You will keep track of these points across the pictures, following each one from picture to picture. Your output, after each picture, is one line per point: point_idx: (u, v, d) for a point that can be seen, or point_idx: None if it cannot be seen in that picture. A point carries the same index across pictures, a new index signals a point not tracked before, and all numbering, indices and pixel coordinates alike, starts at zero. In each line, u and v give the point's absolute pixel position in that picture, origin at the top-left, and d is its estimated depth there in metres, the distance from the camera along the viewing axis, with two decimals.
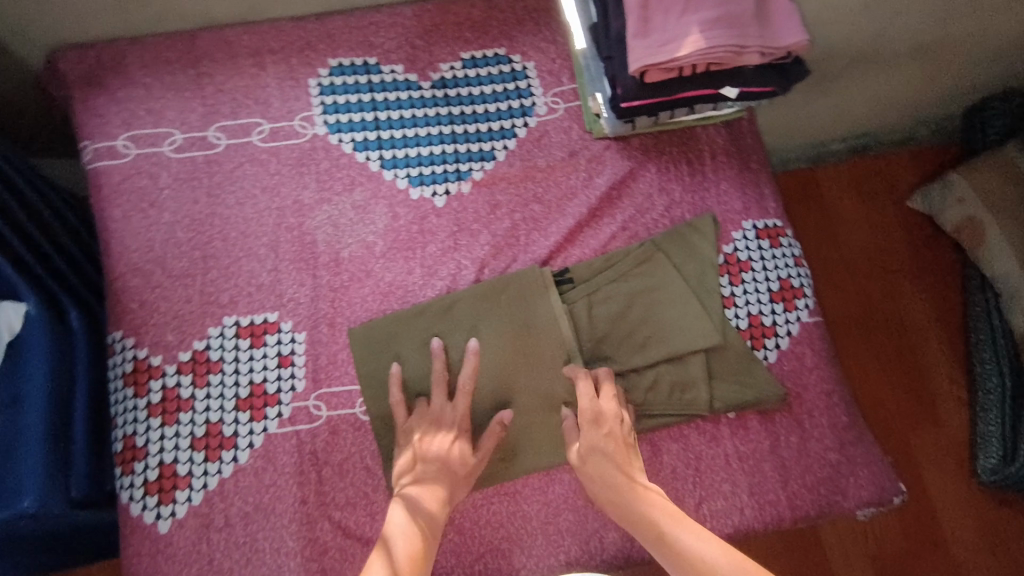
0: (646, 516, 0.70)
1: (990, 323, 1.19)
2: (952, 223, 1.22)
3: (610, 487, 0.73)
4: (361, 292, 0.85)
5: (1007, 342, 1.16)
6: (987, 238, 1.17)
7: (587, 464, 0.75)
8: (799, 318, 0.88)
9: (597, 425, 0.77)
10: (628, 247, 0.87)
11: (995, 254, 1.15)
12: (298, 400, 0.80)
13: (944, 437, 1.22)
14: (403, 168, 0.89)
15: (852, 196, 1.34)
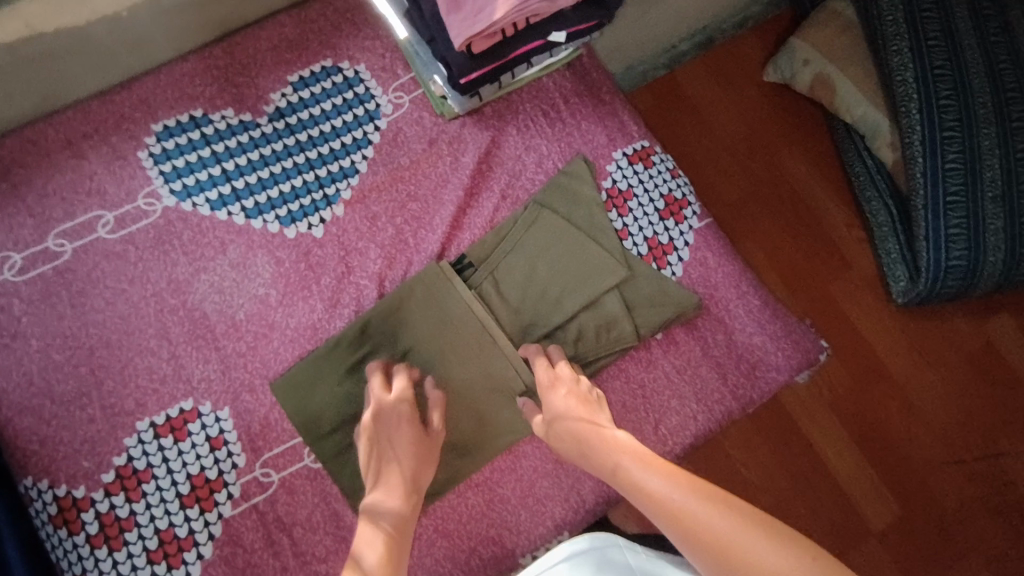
0: (615, 457, 0.69)
1: (865, 164, 1.28)
2: (806, 84, 1.30)
3: (578, 438, 0.73)
4: (270, 348, 0.82)
5: (883, 176, 1.25)
6: (837, 89, 1.25)
7: (554, 425, 0.76)
8: (692, 226, 0.91)
9: (556, 388, 0.77)
10: (514, 214, 0.88)
11: (849, 101, 1.24)
12: (244, 475, 0.78)
13: (857, 279, 1.31)
14: (269, 211, 0.85)
15: (715, 88, 1.38)
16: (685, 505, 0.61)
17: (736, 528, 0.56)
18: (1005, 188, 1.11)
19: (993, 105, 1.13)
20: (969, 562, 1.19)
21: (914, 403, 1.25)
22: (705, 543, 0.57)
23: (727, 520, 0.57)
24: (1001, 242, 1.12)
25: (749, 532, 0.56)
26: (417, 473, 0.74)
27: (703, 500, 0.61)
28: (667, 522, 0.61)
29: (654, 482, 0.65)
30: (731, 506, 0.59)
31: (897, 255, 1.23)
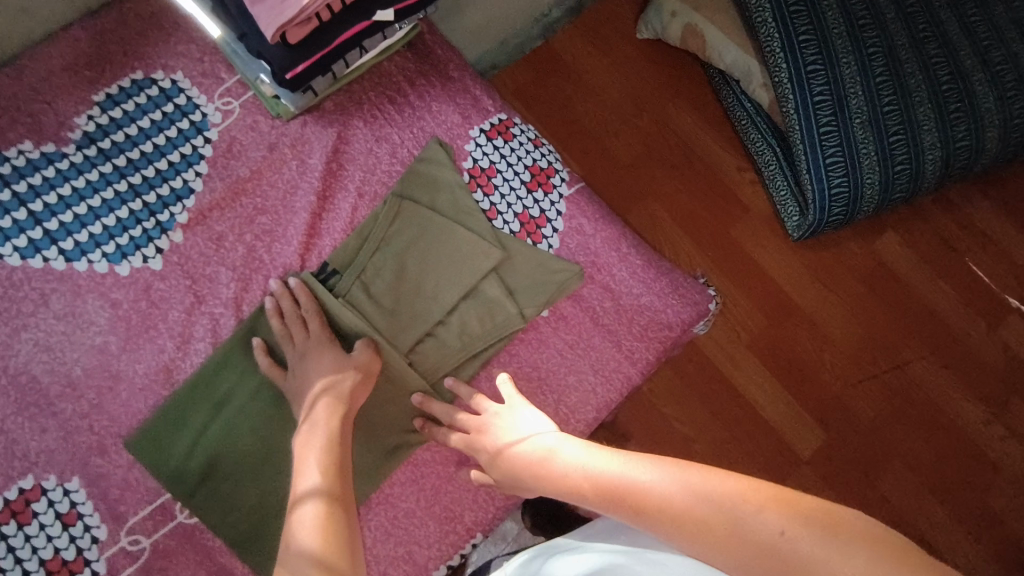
0: (563, 464, 0.62)
1: (745, 108, 1.29)
2: (677, 36, 1.30)
3: (523, 457, 0.66)
4: (119, 400, 0.73)
5: (762, 117, 1.26)
6: (707, 36, 1.25)
7: (503, 459, 0.69)
8: (562, 195, 0.88)
9: (483, 434, 0.72)
10: (374, 211, 0.83)
11: (721, 48, 1.24)
12: (108, 547, 0.70)
13: (755, 223, 1.32)
14: (94, 250, 0.76)
15: (587, 51, 1.37)
16: (648, 495, 0.53)
17: (701, 511, 0.49)
18: (872, 113, 1.14)
19: (849, 34, 1.15)
20: (895, 476, 1.22)
21: (826, 329, 1.28)
22: (680, 536, 0.50)
23: (690, 502, 0.50)
24: (875, 164, 1.14)
25: (717, 508, 0.48)
26: (354, 398, 0.71)
27: (661, 480, 0.53)
28: (633, 522, 0.54)
29: (608, 474, 0.58)
30: (692, 480, 0.52)
31: (787, 191, 1.25)
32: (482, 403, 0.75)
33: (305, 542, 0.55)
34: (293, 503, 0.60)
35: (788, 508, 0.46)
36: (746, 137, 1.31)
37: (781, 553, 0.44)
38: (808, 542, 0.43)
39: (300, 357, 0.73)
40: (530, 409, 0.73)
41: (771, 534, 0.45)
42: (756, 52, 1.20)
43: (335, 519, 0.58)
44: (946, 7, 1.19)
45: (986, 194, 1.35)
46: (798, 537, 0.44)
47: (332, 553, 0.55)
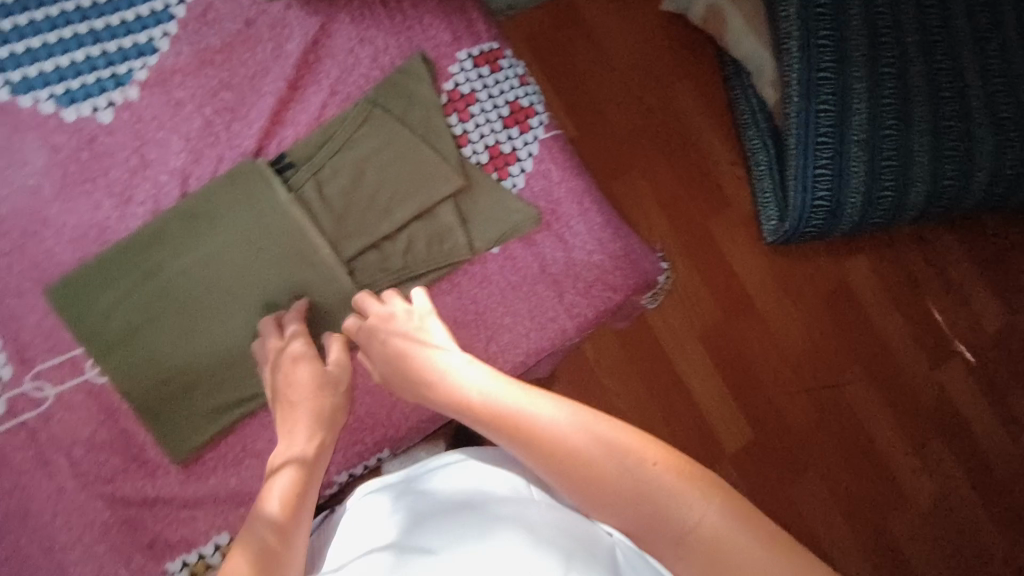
0: (456, 380, 0.60)
1: (749, 102, 1.26)
2: (699, 17, 1.25)
3: (418, 367, 0.63)
4: (44, 246, 0.72)
5: (764, 116, 1.23)
6: (730, 24, 1.21)
7: (395, 366, 0.65)
8: (537, 137, 0.86)
9: (382, 330, 0.68)
10: (343, 112, 0.80)
11: (740, 37, 1.20)
12: (10, 389, 0.69)
13: (734, 219, 1.30)
14: (42, 88, 0.73)
15: (605, 10, 1.31)
16: (545, 425, 0.54)
17: (595, 450, 0.52)
18: (871, 130, 1.11)
19: (866, 48, 1.12)
20: (802, 482, 1.26)
21: (775, 335, 1.29)
22: (572, 472, 0.52)
23: (580, 434, 0.53)
24: (862, 184, 1.12)
25: (607, 447, 0.52)
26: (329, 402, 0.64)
27: (555, 414, 0.54)
28: (521, 451, 0.54)
29: (502, 397, 0.57)
30: (582, 420, 0.54)
31: (771, 194, 1.23)
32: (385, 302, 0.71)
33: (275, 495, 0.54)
34: (270, 470, 0.57)
35: (661, 450, 0.52)
36: (743, 134, 1.27)
37: (652, 489, 0.50)
38: (674, 482, 0.50)
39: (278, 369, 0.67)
40: (430, 314, 0.70)
41: (646, 471, 0.51)
42: (772, 46, 1.19)
43: (309, 492, 0.56)
44: (965, 41, 1.14)
45: (961, 231, 1.34)
46: (674, 479, 0.50)
47: (286, 526, 0.52)
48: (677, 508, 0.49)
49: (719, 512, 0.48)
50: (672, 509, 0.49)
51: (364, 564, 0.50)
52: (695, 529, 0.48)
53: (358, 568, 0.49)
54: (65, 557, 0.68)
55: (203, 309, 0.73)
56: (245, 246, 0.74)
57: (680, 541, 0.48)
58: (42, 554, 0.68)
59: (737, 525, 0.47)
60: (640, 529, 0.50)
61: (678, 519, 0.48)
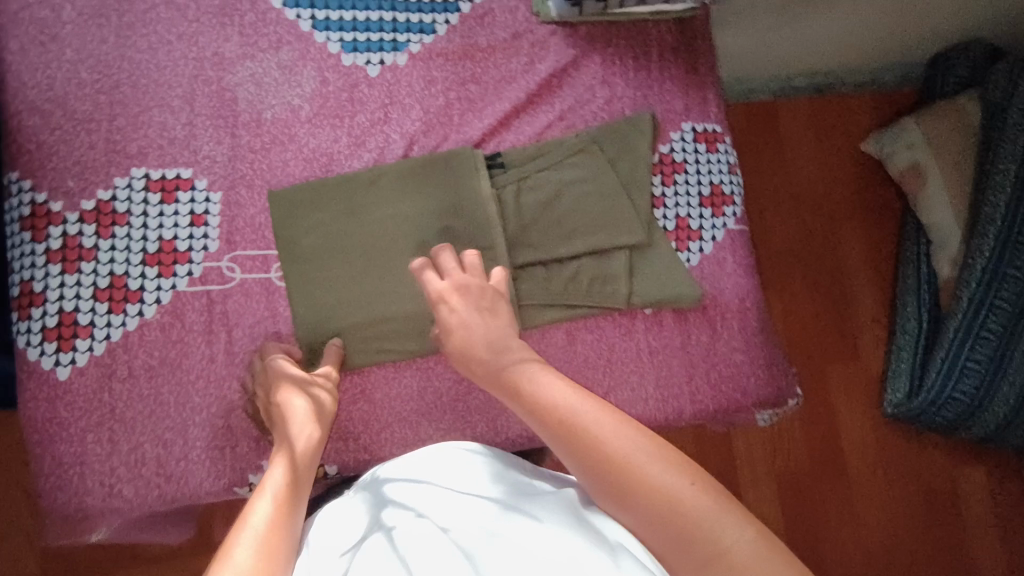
0: (509, 371, 0.63)
1: (918, 271, 1.19)
2: (897, 170, 1.21)
3: (482, 343, 0.67)
4: (282, 156, 0.81)
5: (930, 290, 1.17)
6: (928, 186, 1.17)
7: (465, 334, 0.68)
8: (726, 225, 0.88)
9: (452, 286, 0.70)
10: (564, 137, 0.86)
11: (934, 203, 1.15)
12: (210, 260, 0.78)
13: (858, 376, 1.24)
14: (336, 32, 0.83)
15: (808, 132, 1.30)
16: (585, 428, 0.54)
17: (627, 458, 0.51)
18: None
19: None
20: None
21: (854, 508, 1.20)
22: (602, 477, 0.51)
23: (615, 442, 0.52)
24: (1010, 397, 1.03)
25: (641, 458, 0.51)
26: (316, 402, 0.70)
27: (591, 414, 0.54)
28: (552, 442, 0.55)
29: (544, 392, 0.58)
30: (618, 425, 0.53)
31: (907, 367, 1.15)
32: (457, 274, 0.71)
33: (272, 478, 0.58)
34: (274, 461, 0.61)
35: (696, 469, 0.51)
36: (899, 297, 1.21)
37: (681, 501, 0.49)
38: (709, 498, 0.49)
39: (278, 362, 0.73)
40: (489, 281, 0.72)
41: (679, 481, 0.50)
42: (966, 226, 1.12)
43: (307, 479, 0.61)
44: None
45: None
46: (708, 503, 0.48)
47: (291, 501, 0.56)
48: (712, 531, 0.47)
49: (752, 541, 0.46)
50: (701, 525, 0.48)
51: (465, 504, 0.53)
52: (730, 556, 0.46)
53: (460, 507, 0.53)
54: (190, 418, 0.75)
55: (379, 257, 0.79)
56: (433, 220, 0.81)
57: (709, 561, 0.47)
58: (175, 407, 0.75)
59: (771, 556, 0.46)
60: (671, 553, 0.49)
61: (712, 543, 0.47)
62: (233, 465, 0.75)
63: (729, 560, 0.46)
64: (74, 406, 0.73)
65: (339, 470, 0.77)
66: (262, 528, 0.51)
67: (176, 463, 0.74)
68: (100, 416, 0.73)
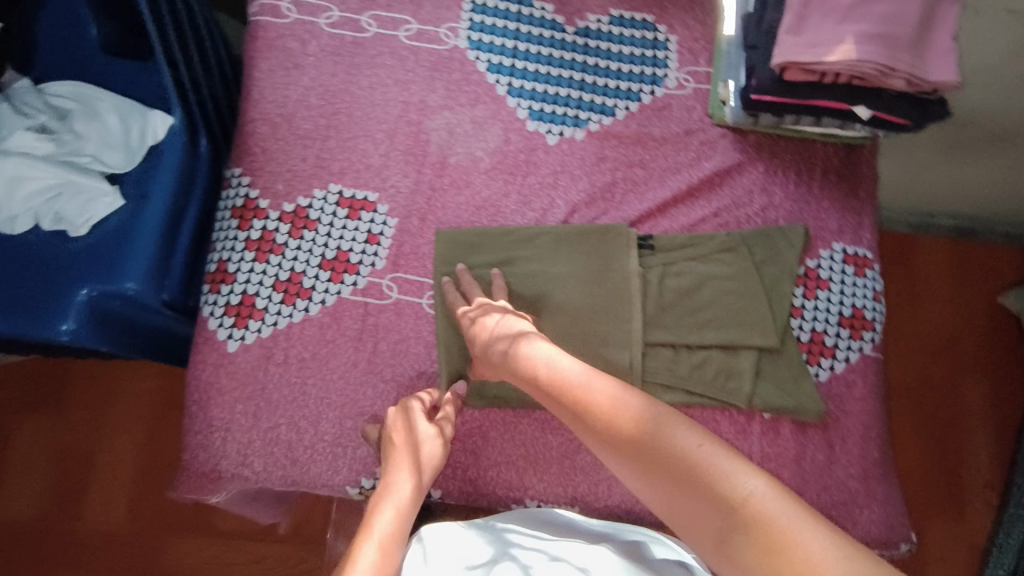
0: (564, 375, 0.66)
1: None
2: None
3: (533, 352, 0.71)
4: (456, 199, 0.89)
5: None
6: None
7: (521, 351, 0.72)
8: (862, 349, 0.87)
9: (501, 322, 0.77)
10: (715, 233, 0.89)
11: None
12: (375, 275, 0.86)
13: (962, 538, 1.17)
14: (527, 100, 0.92)
15: (945, 274, 1.28)
16: (607, 408, 0.61)
17: (696, 462, 0.53)
18: None
19: None
20: None
21: None
22: (671, 480, 0.53)
23: (635, 415, 0.59)
24: None
25: (708, 461, 0.52)
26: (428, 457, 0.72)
27: (653, 417, 0.58)
28: (614, 446, 0.59)
29: (601, 395, 0.62)
30: (680, 429, 0.56)
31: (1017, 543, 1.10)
32: (485, 303, 0.80)
33: (400, 493, 0.68)
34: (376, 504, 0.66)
35: (710, 430, 0.55)
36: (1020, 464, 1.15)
37: (752, 503, 0.48)
38: (784, 501, 0.48)
39: (411, 402, 0.76)
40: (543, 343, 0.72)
41: (749, 482, 0.49)
42: None
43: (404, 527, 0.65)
44: None
45: None
46: (779, 505, 0.47)
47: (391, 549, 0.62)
48: (726, 481, 0.50)
49: (764, 486, 0.49)
50: (774, 526, 0.46)
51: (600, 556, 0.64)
52: (744, 499, 0.48)
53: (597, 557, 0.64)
54: (324, 413, 0.82)
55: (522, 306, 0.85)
56: (577, 283, 0.86)
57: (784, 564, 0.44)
58: (314, 399, 0.82)
59: (783, 499, 0.48)
60: (693, 518, 0.51)
61: (727, 492, 0.49)
62: (350, 466, 0.80)
63: (744, 504, 0.48)
64: (233, 376, 0.82)
65: (442, 496, 0.81)
66: (381, 541, 0.62)
67: (303, 451, 0.81)
68: (252, 391, 0.82)
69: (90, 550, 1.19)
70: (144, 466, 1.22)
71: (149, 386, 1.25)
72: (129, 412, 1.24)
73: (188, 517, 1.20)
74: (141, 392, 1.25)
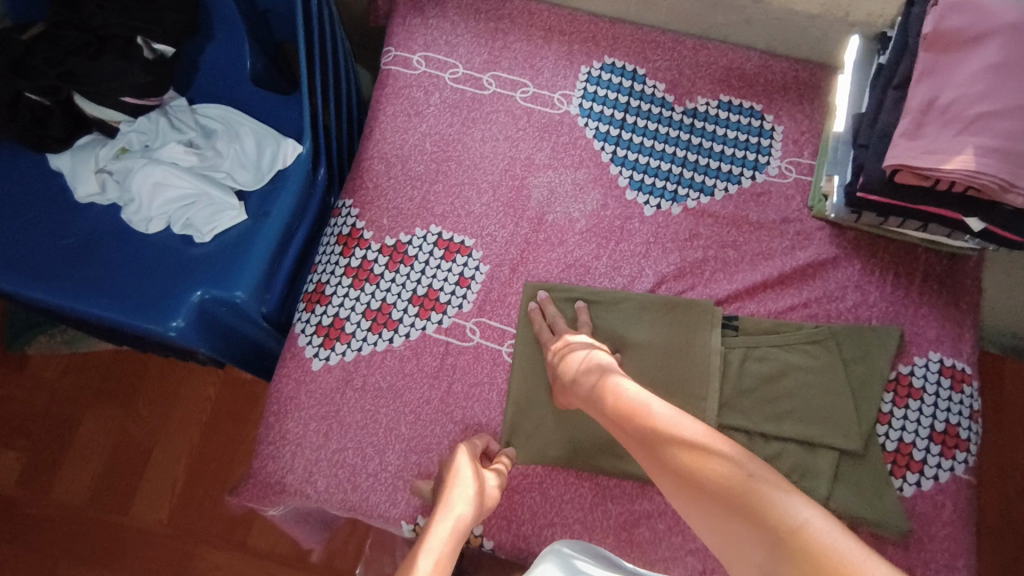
0: (643, 408, 0.68)
1: None
2: None
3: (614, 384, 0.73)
4: (548, 255, 0.92)
5: None
6: None
7: (602, 385, 0.74)
8: (953, 468, 0.82)
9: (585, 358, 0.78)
10: (804, 324, 0.88)
11: None
12: (460, 317, 0.88)
13: None
14: (628, 169, 0.95)
15: None
16: (678, 439, 0.63)
17: (752, 493, 0.53)
18: None
19: None
20: None
21: None
22: (729, 511, 0.53)
23: (701, 447, 0.60)
24: None
25: (766, 491, 0.52)
26: (484, 491, 0.73)
27: (719, 450, 0.59)
28: (680, 480, 0.59)
29: (677, 430, 0.64)
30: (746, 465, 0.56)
31: None
32: (569, 340, 0.82)
33: (460, 512, 0.67)
34: (435, 520, 0.66)
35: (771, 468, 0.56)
36: None
37: (805, 532, 0.47)
38: (838, 532, 0.47)
39: (473, 443, 0.79)
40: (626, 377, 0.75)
41: (802, 511, 0.49)
42: None
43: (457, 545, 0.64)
44: None
45: None
46: (833, 535, 0.46)
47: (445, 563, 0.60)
48: (782, 511, 0.50)
49: (821, 519, 0.48)
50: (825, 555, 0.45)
51: None
52: (796, 528, 0.48)
53: None
54: (392, 443, 0.83)
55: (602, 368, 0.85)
56: (656, 354, 0.86)
57: None
58: (385, 429, 0.84)
59: (839, 530, 0.47)
60: (748, 550, 0.51)
61: (779, 521, 0.49)
62: (408, 500, 0.81)
63: (797, 534, 0.48)
64: (312, 394, 0.85)
65: (494, 548, 0.80)
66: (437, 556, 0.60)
67: (365, 478, 0.82)
68: (328, 410, 0.84)
69: (118, 547, 1.19)
70: (187, 471, 1.23)
71: (208, 393, 1.28)
72: (184, 415, 1.26)
73: (219, 531, 1.20)
74: (200, 397, 1.27)
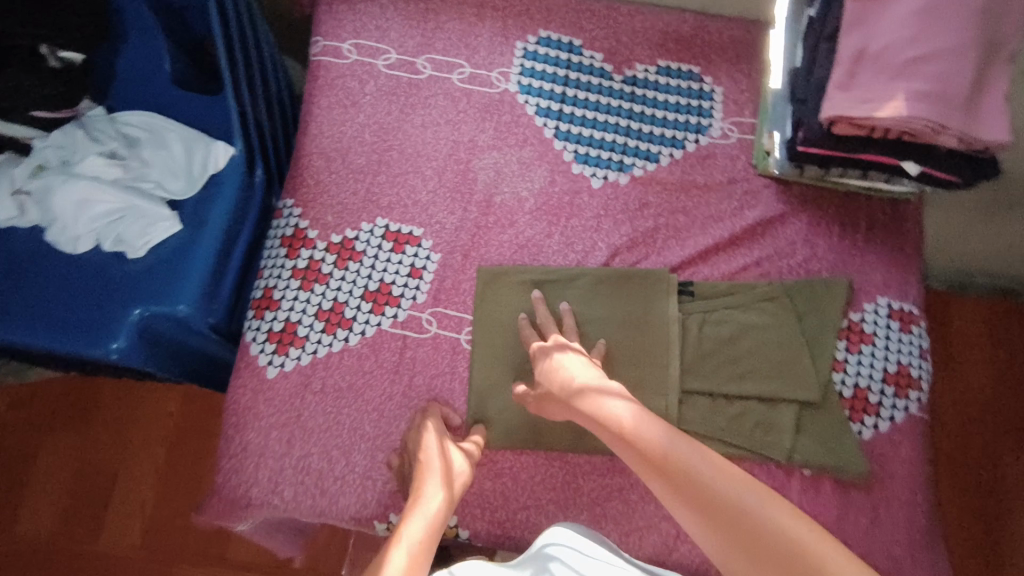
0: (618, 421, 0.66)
1: None
2: None
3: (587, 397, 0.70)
4: (500, 237, 0.90)
5: None
6: None
7: (576, 397, 0.71)
8: (908, 408, 0.85)
9: (552, 367, 0.76)
10: (757, 282, 0.89)
11: None
12: (415, 309, 0.87)
13: None
14: (573, 143, 0.94)
15: (987, 336, 1.25)
16: (658, 453, 0.60)
17: (749, 517, 0.51)
18: None
19: None
20: None
21: None
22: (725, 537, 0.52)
23: (685, 462, 0.58)
24: None
25: (762, 515, 0.51)
26: (454, 475, 0.72)
27: (705, 469, 0.57)
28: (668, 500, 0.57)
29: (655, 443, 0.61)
30: (736, 484, 0.54)
31: None
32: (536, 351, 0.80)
33: (435, 497, 0.67)
34: (408, 510, 0.65)
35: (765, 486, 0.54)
36: None
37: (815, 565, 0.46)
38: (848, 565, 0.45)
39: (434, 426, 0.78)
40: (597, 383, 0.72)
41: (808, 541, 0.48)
42: None
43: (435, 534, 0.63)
44: None
45: None
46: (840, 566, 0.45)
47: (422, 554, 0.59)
48: (784, 538, 0.49)
49: (828, 549, 0.47)
50: None
51: None
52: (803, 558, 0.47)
53: None
54: (357, 443, 0.82)
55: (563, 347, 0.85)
56: (615, 327, 0.86)
57: None
58: (349, 430, 0.82)
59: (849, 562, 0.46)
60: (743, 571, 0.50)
61: (783, 550, 0.48)
62: (379, 499, 0.80)
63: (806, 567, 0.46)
64: (271, 402, 0.83)
65: (470, 537, 0.80)
66: (411, 548, 0.59)
67: (333, 481, 0.80)
68: (289, 417, 0.82)
69: None
70: (153, 492, 1.20)
71: (167, 410, 1.24)
72: (144, 436, 1.22)
73: (193, 549, 1.17)
74: (157, 415, 1.24)
